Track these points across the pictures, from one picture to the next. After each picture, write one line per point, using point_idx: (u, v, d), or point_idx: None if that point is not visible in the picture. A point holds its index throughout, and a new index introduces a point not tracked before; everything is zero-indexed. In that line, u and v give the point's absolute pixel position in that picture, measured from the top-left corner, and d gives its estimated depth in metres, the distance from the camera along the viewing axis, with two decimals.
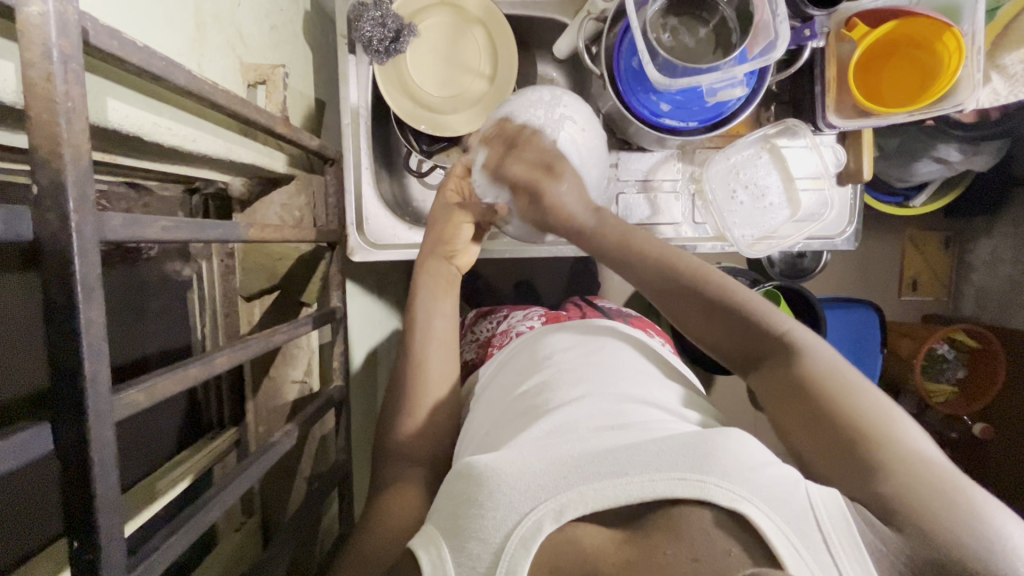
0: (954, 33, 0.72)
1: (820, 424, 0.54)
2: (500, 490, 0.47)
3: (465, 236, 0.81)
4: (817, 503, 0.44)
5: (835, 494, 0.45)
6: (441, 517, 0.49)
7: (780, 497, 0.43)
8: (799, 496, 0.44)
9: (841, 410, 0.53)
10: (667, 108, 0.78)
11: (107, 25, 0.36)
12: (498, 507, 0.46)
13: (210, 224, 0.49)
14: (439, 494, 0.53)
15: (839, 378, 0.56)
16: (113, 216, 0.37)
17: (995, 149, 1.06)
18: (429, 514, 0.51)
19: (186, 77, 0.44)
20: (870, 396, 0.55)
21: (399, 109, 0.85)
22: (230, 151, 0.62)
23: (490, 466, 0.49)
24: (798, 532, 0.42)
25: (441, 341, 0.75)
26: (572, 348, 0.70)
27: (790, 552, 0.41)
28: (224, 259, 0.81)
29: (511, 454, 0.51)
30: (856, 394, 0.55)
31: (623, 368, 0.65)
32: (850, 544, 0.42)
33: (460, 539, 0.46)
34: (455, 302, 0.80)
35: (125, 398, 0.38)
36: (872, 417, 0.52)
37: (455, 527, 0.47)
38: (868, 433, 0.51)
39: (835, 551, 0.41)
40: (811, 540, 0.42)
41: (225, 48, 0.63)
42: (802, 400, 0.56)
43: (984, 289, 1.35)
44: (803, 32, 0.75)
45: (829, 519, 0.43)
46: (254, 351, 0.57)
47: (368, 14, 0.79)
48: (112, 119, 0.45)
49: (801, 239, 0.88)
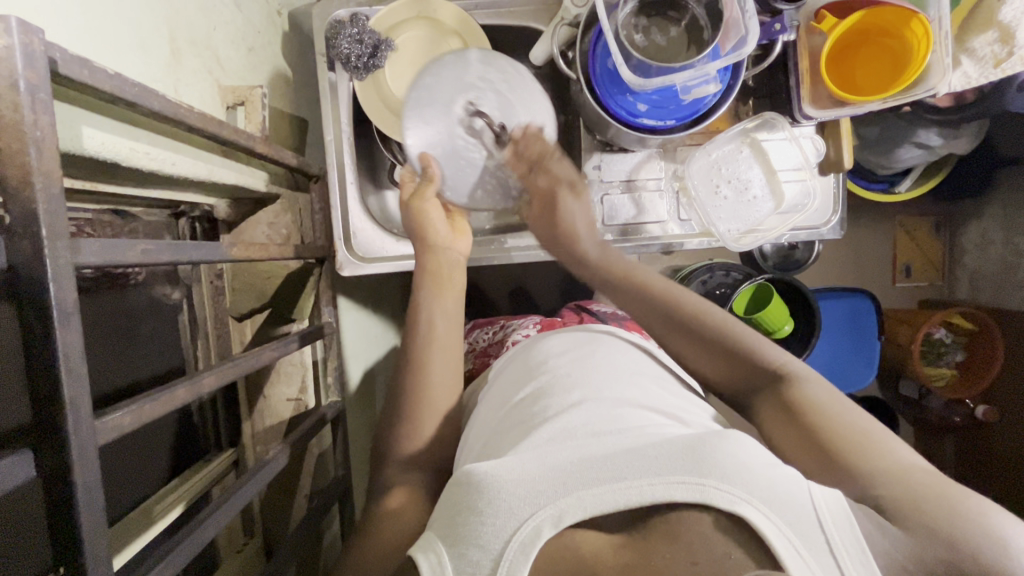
0: (920, 19, 0.73)
1: (817, 437, 0.55)
2: (499, 497, 0.47)
3: (443, 229, 0.81)
4: (821, 505, 0.44)
5: (838, 495, 0.45)
6: (440, 524, 0.49)
7: (781, 499, 0.43)
8: (802, 497, 0.44)
9: (834, 429, 0.55)
10: (644, 108, 0.79)
11: (76, 54, 0.36)
12: (497, 513, 0.46)
13: (192, 245, 0.49)
14: (440, 500, 0.53)
15: (839, 405, 0.58)
16: (90, 241, 0.37)
17: (976, 131, 1.07)
18: (429, 521, 0.51)
19: (159, 102, 0.45)
20: (867, 420, 0.56)
21: (381, 122, 0.86)
22: (211, 173, 0.62)
23: (488, 473, 0.49)
24: (800, 535, 0.42)
25: (444, 346, 0.74)
26: (567, 353, 0.70)
27: (792, 554, 0.40)
28: (213, 281, 0.81)
29: (510, 461, 0.51)
30: (854, 415, 0.56)
31: (621, 371, 0.65)
32: (852, 546, 0.42)
33: (459, 545, 0.46)
34: (457, 299, 0.79)
35: (109, 421, 0.38)
36: (870, 432, 0.54)
37: (454, 533, 0.47)
38: (868, 446, 0.53)
39: (839, 554, 0.41)
40: (813, 543, 0.41)
41: (202, 71, 0.63)
42: (800, 423, 0.58)
43: (978, 272, 1.35)
44: (773, 26, 0.76)
45: (835, 522, 0.43)
46: (242, 370, 0.56)
47: (344, 31, 0.81)
48: (88, 146, 0.45)
49: (786, 231, 0.90)
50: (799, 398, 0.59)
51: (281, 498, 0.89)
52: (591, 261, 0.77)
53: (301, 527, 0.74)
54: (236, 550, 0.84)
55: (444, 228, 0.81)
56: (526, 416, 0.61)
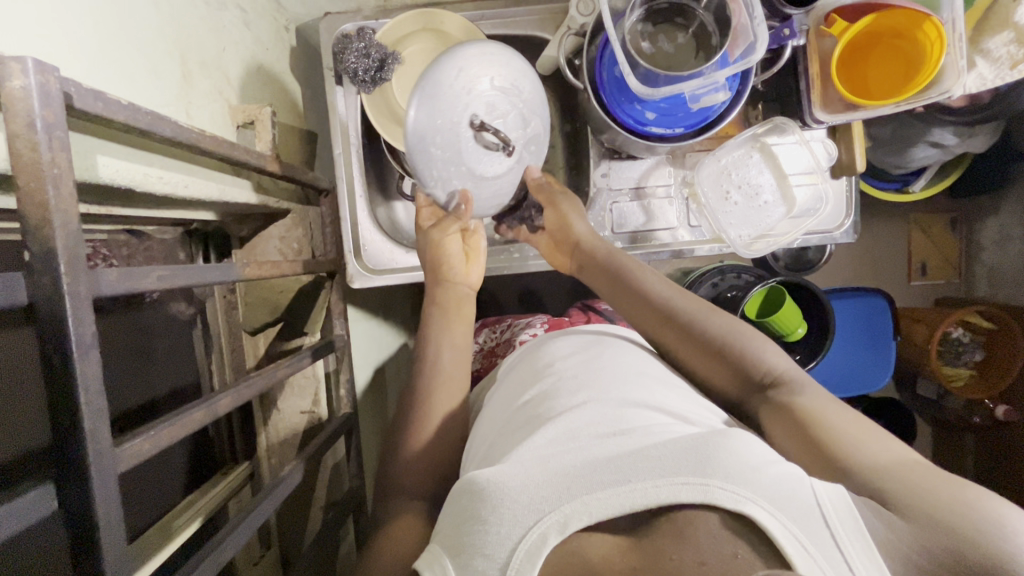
0: (934, 22, 0.71)
1: (812, 438, 0.55)
2: (504, 504, 0.46)
3: (453, 249, 0.82)
4: (825, 502, 0.44)
5: (842, 493, 0.45)
6: (446, 536, 0.49)
7: (785, 496, 0.43)
8: (805, 493, 0.44)
9: (825, 426, 0.55)
10: (652, 117, 0.79)
11: (90, 88, 0.37)
12: (502, 522, 0.46)
13: (207, 267, 0.50)
14: (445, 509, 0.53)
15: (830, 406, 0.58)
16: (108, 271, 0.37)
17: (992, 130, 1.05)
18: (434, 532, 0.51)
19: (171, 127, 0.45)
20: (850, 416, 0.57)
21: (390, 136, 0.86)
22: (223, 193, 0.63)
23: (492, 480, 0.49)
24: (807, 531, 0.42)
25: (446, 383, 0.74)
26: (572, 354, 0.70)
27: (798, 551, 0.41)
28: (226, 295, 0.82)
29: (513, 466, 0.51)
30: (847, 418, 0.56)
31: (626, 370, 0.65)
32: (857, 539, 0.42)
33: (465, 556, 0.45)
34: (467, 329, 0.80)
35: (129, 447, 0.38)
36: (858, 433, 0.54)
37: (459, 544, 0.47)
38: (852, 444, 0.53)
39: (844, 546, 0.42)
40: (819, 538, 0.42)
41: (213, 92, 0.64)
42: (792, 418, 0.58)
43: (995, 269, 1.33)
44: (781, 32, 0.75)
45: (839, 517, 0.43)
46: (257, 389, 0.56)
47: (352, 46, 0.82)
48: (103, 174, 0.45)
49: (799, 235, 0.88)
50: (797, 401, 0.59)
51: (296, 509, 0.90)
52: (606, 291, 0.80)
53: (317, 540, 0.75)
54: (253, 563, 0.85)
55: (459, 257, 0.83)
56: (529, 419, 0.61)
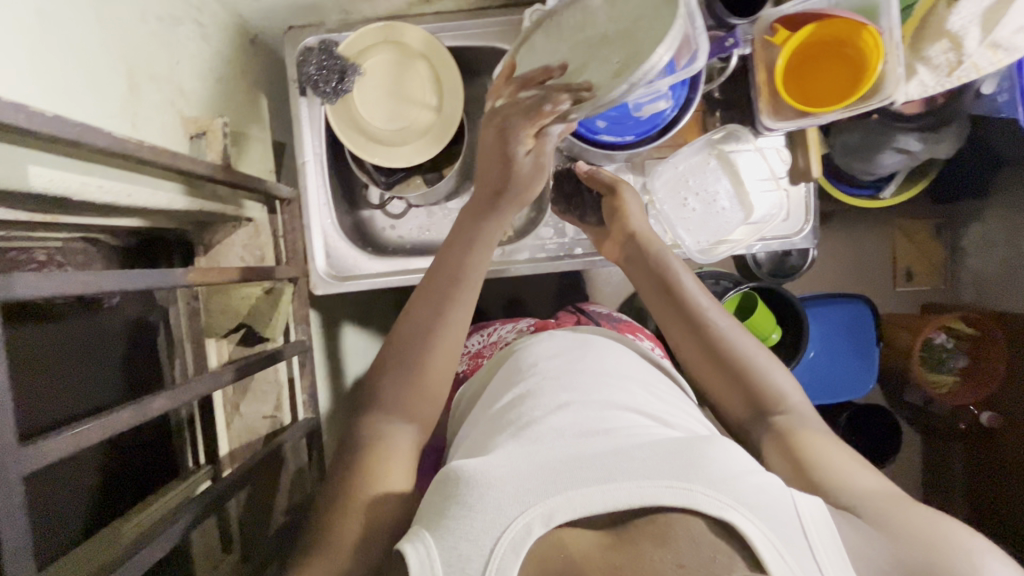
0: (871, 30, 0.72)
1: (805, 466, 0.59)
2: (491, 493, 0.47)
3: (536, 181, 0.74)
4: (805, 513, 0.46)
5: (821, 507, 0.47)
6: (428, 516, 0.49)
7: (765, 504, 0.44)
8: (788, 505, 0.46)
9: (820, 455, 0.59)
10: (603, 125, 0.81)
11: (12, 100, 0.39)
12: (486, 510, 0.46)
13: (142, 273, 0.51)
14: (427, 493, 0.52)
15: (827, 438, 0.62)
16: (25, 275, 0.39)
17: (957, 135, 1.05)
18: (416, 514, 0.51)
19: (104, 138, 0.47)
20: (839, 447, 0.61)
21: (351, 144, 0.87)
22: (172, 202, 0.65)
23: (478, 469, 0.49)
24: (784, 538, 0.43)
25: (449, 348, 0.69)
26: (558, 355, 0.71)
27: (775, 557, 0.42)
28: (190, 302, 0.84)
29: (500, 457, 0.51)
30: (838, 451, 0.60)
31: (614, 374, 0.66)
32: (833, 552, 0.44)
33: (448, 539, 0.45)
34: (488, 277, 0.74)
35: (39, 447, 0.39)
36: (845, 463, 0.58)
37: (442, 525, 0.47)
38: (840, 473, 0.57)
39: (820, 556, 0.43)
40: (796, 546, 0.43)
41: (164, 104, 0.66)
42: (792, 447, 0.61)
43: (980, 274, 1.33)
44: (724, 41, 0.79)
45: (816, 530, 0.45)
46: (196, 393, 0.58)
47: (313, 58, 0.85)
48: (34, 183, 0.48)
49: (756, 241, 0.90)
50: (799, 432, 0.62)
51: None
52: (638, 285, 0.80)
53: None
54: None
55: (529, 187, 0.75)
56: (513, 416, 0.61)
